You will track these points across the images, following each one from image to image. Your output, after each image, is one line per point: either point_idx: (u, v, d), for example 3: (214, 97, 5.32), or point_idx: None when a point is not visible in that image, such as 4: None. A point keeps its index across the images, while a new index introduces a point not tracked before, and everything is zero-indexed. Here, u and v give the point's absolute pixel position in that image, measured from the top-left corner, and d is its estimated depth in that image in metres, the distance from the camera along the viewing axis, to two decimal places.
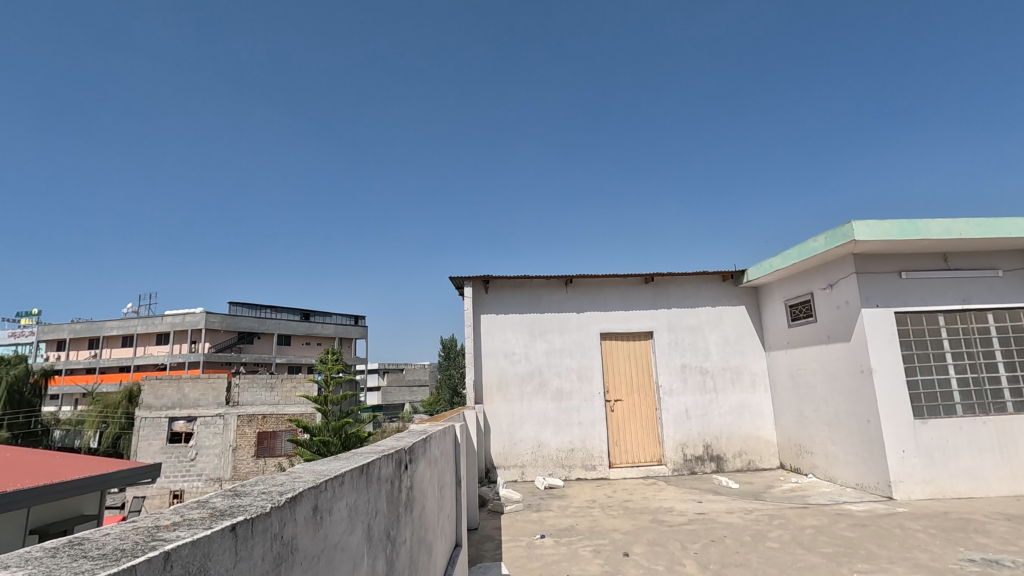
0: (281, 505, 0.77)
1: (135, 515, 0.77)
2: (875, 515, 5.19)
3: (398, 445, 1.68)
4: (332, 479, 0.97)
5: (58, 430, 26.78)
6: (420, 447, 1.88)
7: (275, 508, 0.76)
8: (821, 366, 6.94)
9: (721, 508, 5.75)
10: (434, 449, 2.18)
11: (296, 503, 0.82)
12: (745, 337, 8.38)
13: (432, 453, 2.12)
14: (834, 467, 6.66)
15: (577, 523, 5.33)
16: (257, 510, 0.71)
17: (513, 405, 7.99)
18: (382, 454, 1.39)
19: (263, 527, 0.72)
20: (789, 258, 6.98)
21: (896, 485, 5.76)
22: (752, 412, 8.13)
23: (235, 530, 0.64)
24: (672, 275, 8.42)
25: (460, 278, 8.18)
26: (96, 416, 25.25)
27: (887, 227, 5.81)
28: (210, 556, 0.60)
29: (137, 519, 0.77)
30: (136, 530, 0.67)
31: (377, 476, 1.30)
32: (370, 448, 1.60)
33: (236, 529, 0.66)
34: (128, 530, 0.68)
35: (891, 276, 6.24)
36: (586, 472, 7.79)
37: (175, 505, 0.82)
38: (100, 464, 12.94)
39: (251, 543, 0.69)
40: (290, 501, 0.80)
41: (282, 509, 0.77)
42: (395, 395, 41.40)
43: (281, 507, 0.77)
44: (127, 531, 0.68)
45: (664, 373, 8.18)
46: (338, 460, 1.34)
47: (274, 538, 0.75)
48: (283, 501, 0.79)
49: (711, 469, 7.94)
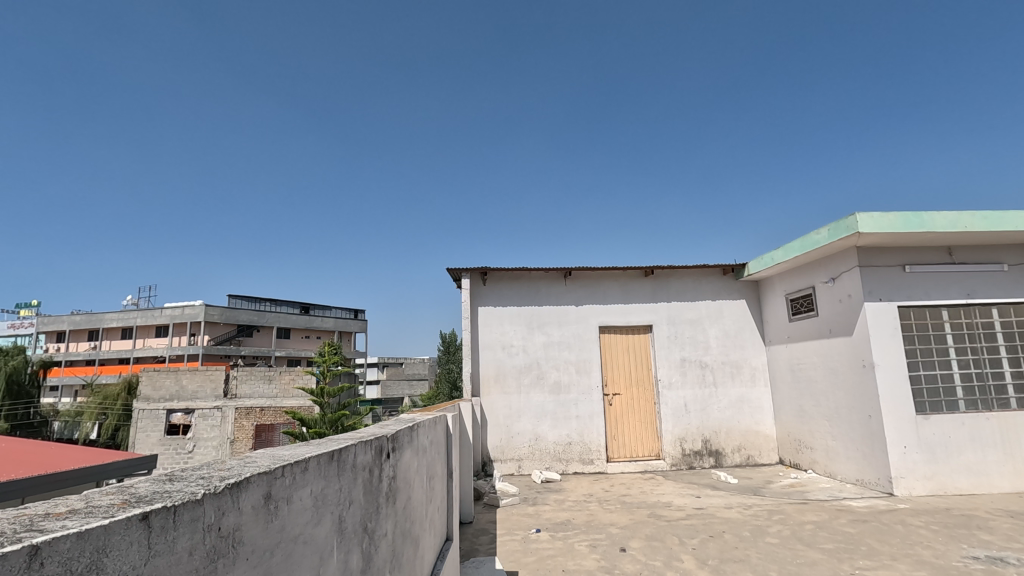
0: (218, 492, 0.69)
1: (36, 501, 0.68)
2: (876, 511, 5.11)
3: (380, 432, 1.59)
4: (293, 464, 0.89)
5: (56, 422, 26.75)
6: (406, 435, 1.78)
7: (208, 495, 0.68)
8: (822, 360, 6.85)
9: (720, 503, 5.67)
10: (423, 438, 2.09)
11: (240, 490, 0.74)
12: (745, 331, 8.29)
13: (420, 442, 2.03)
14: (834, 462, 6.58)
15: (573, 517, 5.25)
16: (182, 498, 0.63)
17: (510, 398, 7.91)
18: (359, 441, 1.30)
19: (191, 517, 0.64)
20: (791, 252, 6.87)
21: (898, 481, 5.68)
22: (751, 407, 8.05)
23: (145, 520, 0.57)
24: (672, 268, 8.33)
25: (457, 269, 8.08)
26: (95, 408, 25.25)
27: (891, 220, 5.70)
28: (108, 549, 0.52)
29: (37, 505, 0.68)
30: (22, 518, 0.58)
31: (352, 463, 1.21)
32: (349, 435, 1.51)
33: (150, 518, 0.58)
34: (17, 517, 0.60)
35: (895, 270, 6.14)
36: (583, 466, 7.71)
37: (90, 491, 0.73)
38: (96, 455, 12.89)
39: (171, 536, 0.61)
40: (231, 489, 0.72)
41: (220, 497, 0.69)
42: (393, 389, 41.42)
43: (218, 494, 0.69)
44: (13, 519, 0.59)
45: (663, 367, 8.09)
46: (310, 445, 1.25)
47: (206, 530, 0.67)
48: (220, 489, 0.71)
49: (709, 464, 7.86)
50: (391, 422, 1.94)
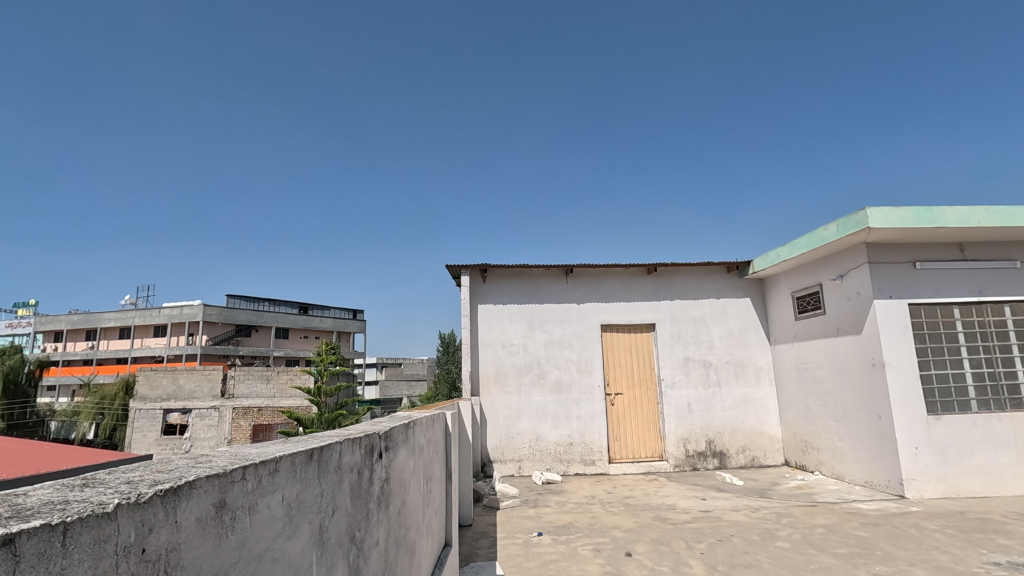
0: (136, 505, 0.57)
1: None
2: (887, 514, 4.96)
3: (373, 429, 1.43)
4: (255, 466, 0.76)
5: (52, 422, 26.58)
6: (401, 433, 1.63)
7: (121, 510, 0.56)
8: (829, 359, 6.71)
9: (726, 505, 5.52)
10: (421, 436, 1.95)
11: (171, 501, 0.62)
12: (749, 330, 8.14)
13: (417, 441, 1.89)
14: (842, 463, 6.44)
15: (576, 520, 5.10)
16: (83, 514, 0.51)
17: (510, 397, 7.75)
18: (347, 438, 1.15)
19: (92, 540, 0.51)
20: (798, 248, 6.73)
21: (908, 483, 5.53)
22: (756, 407, 7.90)
23: (18, 545, 0.44)
24: (675, 266, 8.18)
25: (457, 266, 7.92)
26: (92, 408, 25.09)
27: (902, 214, 5.54)
28: None
29: None
30: None
31: (338, 465, 1.07)
32: (336, 432, 1.37)
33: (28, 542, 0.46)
34: None
35: (905, 266, 6.00)
36: (585, 467, 7.56)
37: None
38: (90, 454, 12.70)
39: (63, 562, 0.49)
40: (157, 500, 0.60)
41: (138, 512, 0.57)
42: (392, 390, 41.26)
43: (136, 508, 0.57)
44: None
45: (666, 366, 7.94)
46: (290, 444, 1.11)
47: (117, 553, 0.54)
48: (144, 500, 0.59)
49: (713, 465, 7.71)
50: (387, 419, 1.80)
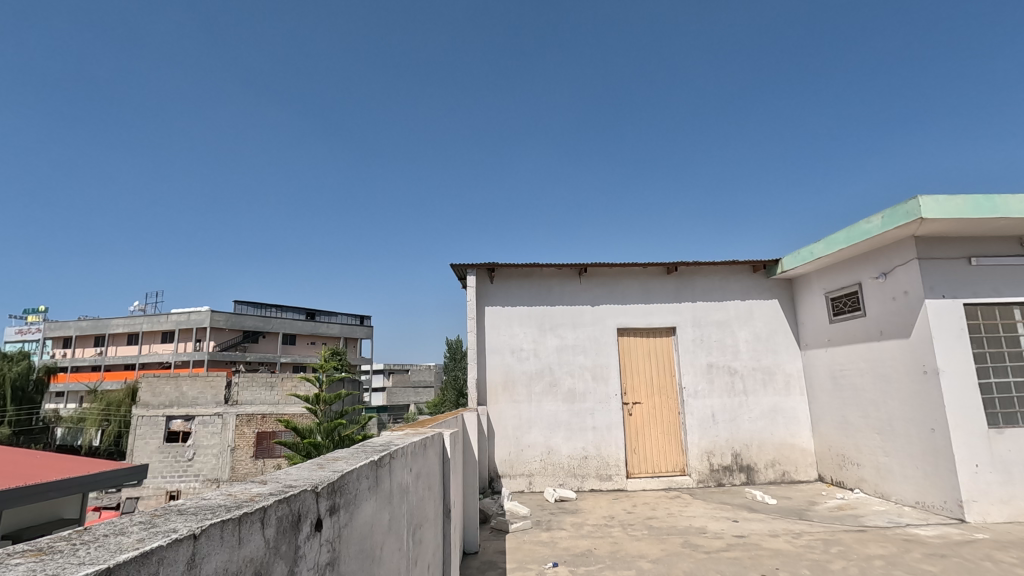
0: None
1: None
2: (951, 543, 4.35)
3: (306, 483, 0.97)
4: None
5: (59, 428, 26.21)
6: (366, 477, 1.10)
7: None
8: (870, 366, 6.11)
9: (761, 529, 4.93)
10: (400, 473, 1.42)
11: None
12: (777, 334, 7.55)
13: (398, 481, 1.36)
14: (887, 481, 5.84)
15: (595, 547, 4.51)
16: None
17: (520, 407, 7.19)
18: (218, 524, 0.70)
19: None
20: (835, 244, 6.15)
21: (969, 506, 4.92)
22: (786, 417, 7.29)
23: None
24: (697, 265, 7.60)
25: (462, 265, 7.39)
26: (97, 414, 24.80)
27: (959, 204, 4.96)
28: None
29: None
30: None
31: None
32: (234, 498, 0.90)
33: None
34: None
35: (958, 262, 5.41)
36: (601, 483, 6.98)
37: None
38: (84, 464, 12.22)
39: None
40: None
41: None
42: (398, 396, 40.91)
43: None
44: None
45: (688, 373, 7.36)
46: (107, 548, 0.65)
47: None
48: None
49: (741, 481, 7.11)
50: (351, 453, 1.28)
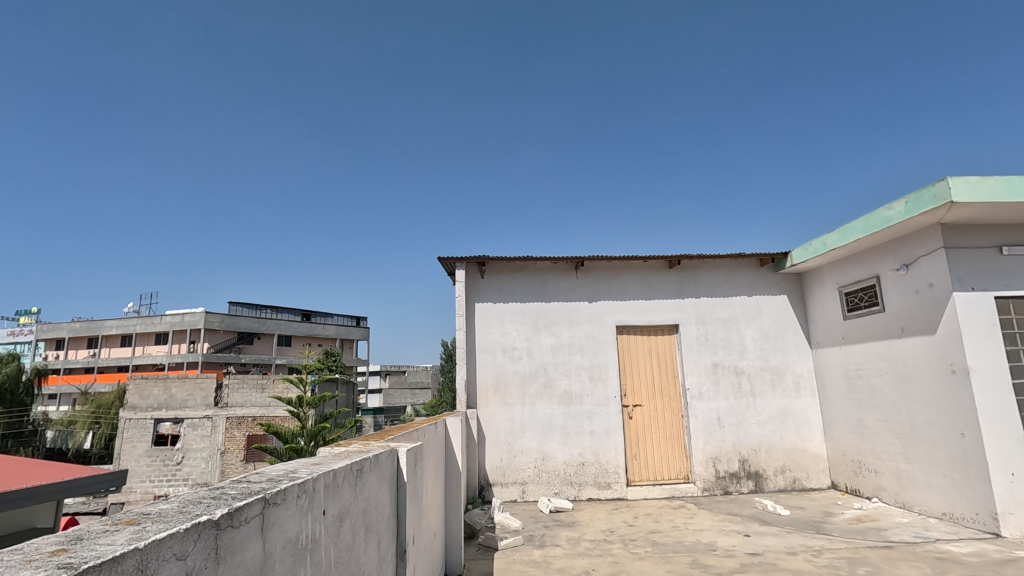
0: None
1: None
2: (990, 562, 3.89)
3: None
4: None
5: (48, 432, 25.64)
6: (163, 558, 0.65)
7: None
8: (890, 366, 5.66)
9: (777, 545, 4.46)
10: (293, 524, 0.96)
11: None
12: (786, 331, 7.09)
13: (275, 543, 0.89)
14: (909, 490, 5.40)
15: (593, 567, 4.05)
16: None
17: (513, 410, 6.72)
18: None
19: None
20: (852, 234, 5.70)
21: (1004, 519, 4.47)
22: (796, 421, 6.83)
23: None
24: (701, 259, 7.14)
25: (451, 259, 6.91)
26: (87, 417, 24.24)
27: (992, 185, 4.51)
28: None
29: None
30: None
31: None
32: None
33: None
34: None
35: (988, 252, 4.96)
36: (599, 491, 6.51)
37: None
38: (60, 471, 11.65)
39: None
40: None
41: None
42: (394, 398, 40.39)
43: None
44: None
45: (691, 374, 6.90)
46: None
47: None
48: None
49: (748, 489, 6.64)
50: (194, 505, 0.81)
